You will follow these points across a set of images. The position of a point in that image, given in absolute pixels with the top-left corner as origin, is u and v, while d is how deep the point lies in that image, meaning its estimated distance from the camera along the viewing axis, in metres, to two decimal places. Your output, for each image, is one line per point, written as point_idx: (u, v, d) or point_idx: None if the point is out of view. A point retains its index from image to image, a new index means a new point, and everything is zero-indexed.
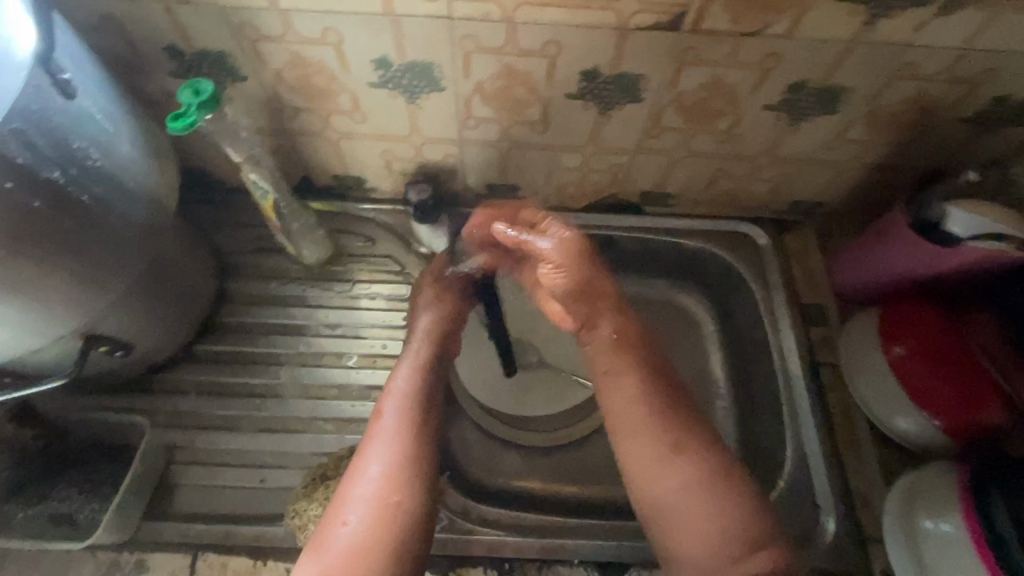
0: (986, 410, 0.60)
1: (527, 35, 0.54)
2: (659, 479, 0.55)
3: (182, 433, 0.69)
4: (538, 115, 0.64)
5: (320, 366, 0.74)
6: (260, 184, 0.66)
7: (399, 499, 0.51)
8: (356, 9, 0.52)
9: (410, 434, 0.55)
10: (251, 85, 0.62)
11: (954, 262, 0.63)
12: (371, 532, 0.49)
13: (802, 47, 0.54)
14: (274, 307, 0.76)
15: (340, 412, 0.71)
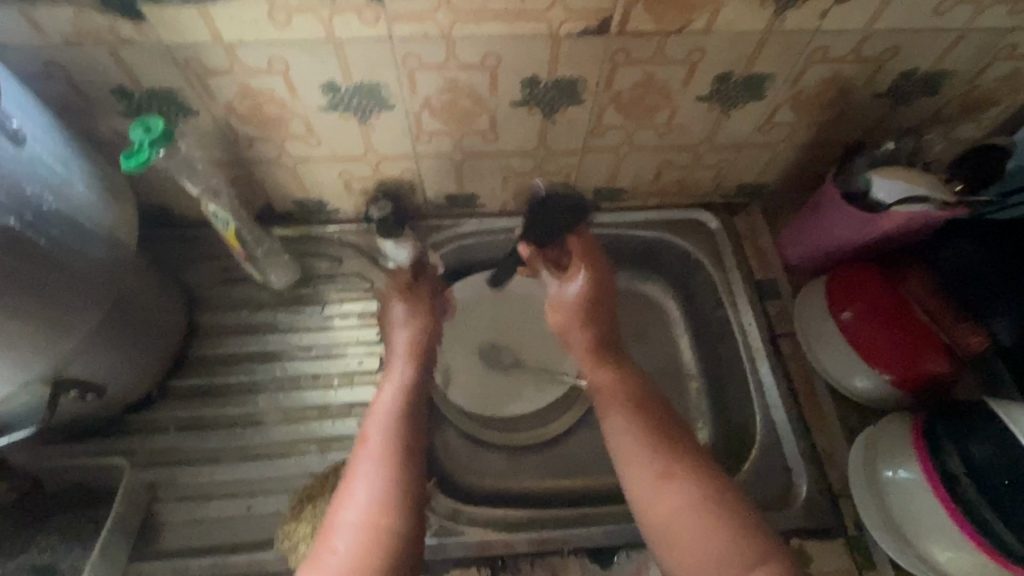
0: (930, 361, 0.64)
1: (467, 50, 0.57)
2: (642, 482, 0.60)
3: (163, 470, 0.69)
4: (488, 125, 0.67)
5: (298, 389, 0.74)
6: (219, 215, 0.67)
7: (385, 520, 0.54)
8: (300, 37, 0.54)
9: (397, 458, 0.58)
10: (203, 118, 0.63)
11: (886, 227, 0.67)
12: (358, 554, 0.51)
13: (722, 41, 0.58)
14: (248, 334, 0.77)
15: (323, 432, 0.72)
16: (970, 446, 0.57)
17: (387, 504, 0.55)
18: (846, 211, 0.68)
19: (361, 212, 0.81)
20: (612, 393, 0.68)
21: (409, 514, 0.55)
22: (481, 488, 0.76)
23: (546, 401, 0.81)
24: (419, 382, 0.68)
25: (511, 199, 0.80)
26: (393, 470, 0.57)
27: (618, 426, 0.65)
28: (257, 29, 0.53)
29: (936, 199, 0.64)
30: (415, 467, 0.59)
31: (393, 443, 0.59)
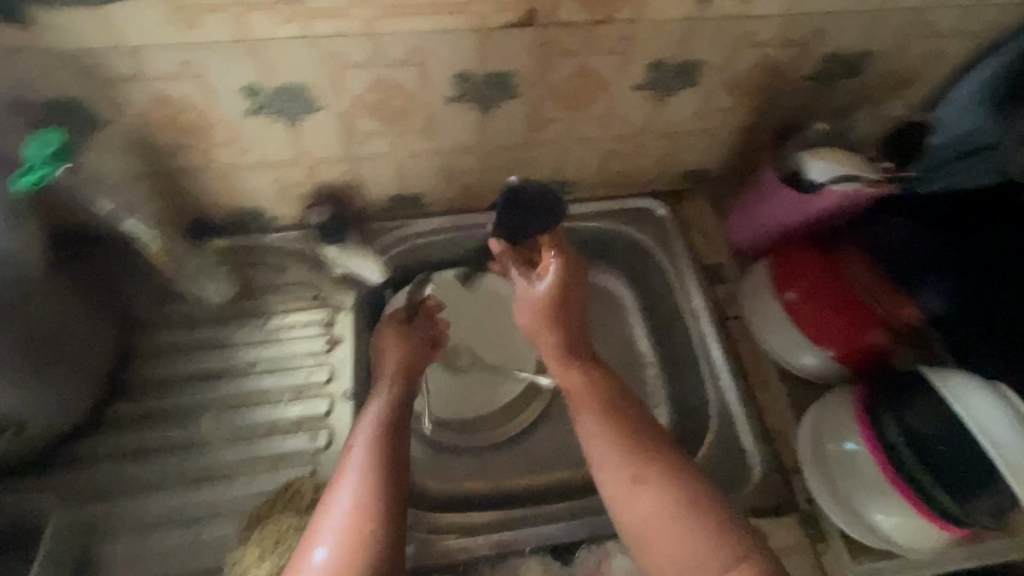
0: (869, 334, 0.67)
1: (393, 47, 0.55)
2: (616, 465, 0.60)
3: (100, 505, 0.65)
4: (423, 123, 0.65)
5: (245, 407, 0.71)
6: (138, 232, 0.65)
7: (363, 534, 0.51)
8: (212, 37, 0.51)
9: (381, 467, 0.56)
10: (114, 130, 0.59)
11: (822, 205, 0.69)
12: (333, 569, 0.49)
13: (651, 29, 0.58)
14: (187, 354, 0.73)
15: (273, 450, 0.69)
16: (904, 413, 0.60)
17: (367, 517, 0.52)
18: (787, 195, 0.69)
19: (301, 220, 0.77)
20: (585, 392, 0.66)
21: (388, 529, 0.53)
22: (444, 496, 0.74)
23: (506, 400, 0.80)
24: (408, 392, 0.66)
25: (457, 200, 0.78)
26: (376, 482, 0.55)
27: (593, 426, 0.63)
28: (163, 29, 0.50)
29: (868, 177, 0.67)
30: (399, 480, 0.56)
31: (378, 454, 0.57)
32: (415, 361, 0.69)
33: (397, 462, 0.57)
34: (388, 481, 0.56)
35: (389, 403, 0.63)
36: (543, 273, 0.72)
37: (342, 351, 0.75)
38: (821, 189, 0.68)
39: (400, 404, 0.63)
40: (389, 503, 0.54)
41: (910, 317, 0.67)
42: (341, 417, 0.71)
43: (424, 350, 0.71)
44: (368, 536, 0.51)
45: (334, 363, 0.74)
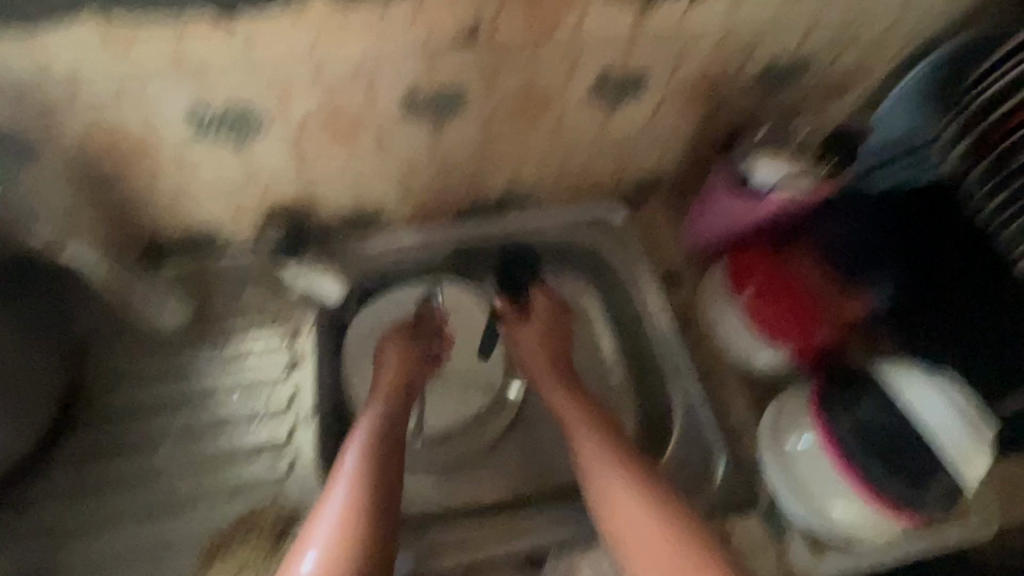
0: (822, 332, 0.69)
1: (337, 68, 0.55)
2: (595, 472, 0.64)
3: (53, 541, 0.65)
4: (374, 141, 0.65)
5: (203, 436, 0.70)
6: None
7: (349, 555, 0.54)
8: (148, 59, 0.51)
9: (371, 476, 0.60)
10: (57, 157, 0.59)
11: (767, 212, 0.70)
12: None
13: (593, 45, 0.59)
14: (139, 385, 0.72)
15: (231, 480, 0.69)
16: (850, 407, 0.63)
17: (353, 537, 0.55)
18: (733, 198, 0.72)
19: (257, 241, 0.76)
20: (569, 408, 0.70)
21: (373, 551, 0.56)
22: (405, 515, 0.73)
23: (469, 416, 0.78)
24: (400, 411, 0.69)
25: (415, 216, 0.78)
26: (366, 490, 0.59)
27: (582, 440, 0.67)
28: (96, 52, 0.49)
29: (808, 183, 0.69)
30: (388, 502, 0.59)
31: (368, 472, 0.60)
32: (408, 381, 0.72)
33: (385, 483, 0.60)
34: (376, 503, 0.58)
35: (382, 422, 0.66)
36: (534, 314, 0.78)
37: (301, 374, 0.74)
38: (765, 196, 0.70)
39: (391, 425, 0.66)
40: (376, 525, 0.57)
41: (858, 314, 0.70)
42: (302, 442, 0.71)
43: (421, 369, 0.74)
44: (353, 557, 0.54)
45: (293, 388, 0.73)
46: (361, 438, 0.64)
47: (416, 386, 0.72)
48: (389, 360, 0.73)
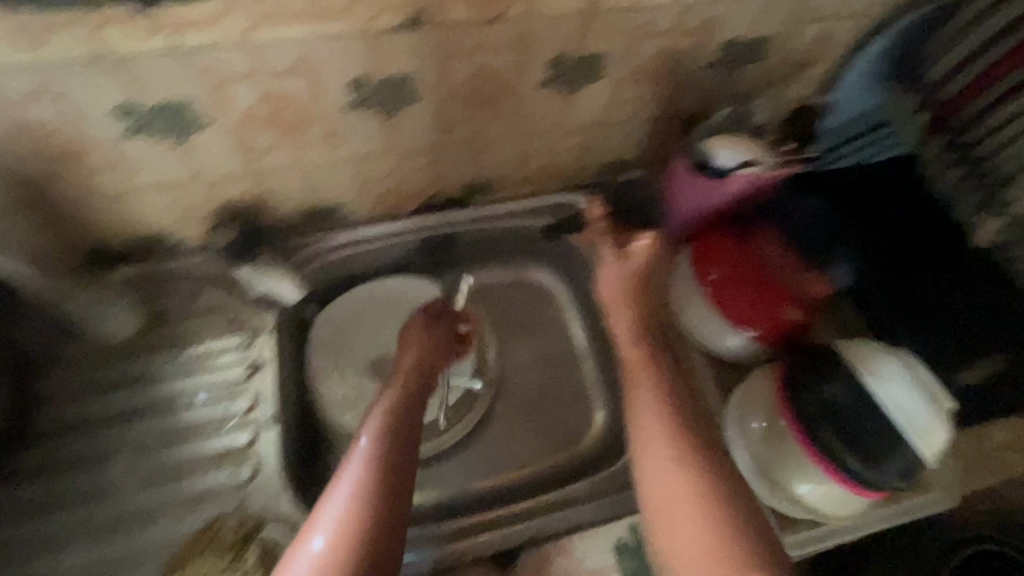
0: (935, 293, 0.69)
1: (501, 35, 0.56)
2: None
3: (29, 540, 0.64)
4: (510, 109, 0.67)
5: (163, 442, 0.69)
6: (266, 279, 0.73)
7: (687, 474, 0.55)
8: (331, 34, 0.51)
9: (388, 449, 0.57)
10: (212, 132, 0.58)
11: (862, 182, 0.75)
12: (683, 518, 0.53)
13: (733, 8, 0.61)
14: (95, 393, 0.71)
15: (193, 487, 0.68)
16: (959, 365, 0.69)
17: (680, 465, 0.56)
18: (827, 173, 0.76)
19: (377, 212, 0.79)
20: None
21: (716, 477, 0.55)
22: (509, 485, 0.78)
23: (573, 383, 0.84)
24: (655, 340, 0.68)
25: (525, 181, 0.82)
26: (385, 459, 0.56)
27: None
28: (282, 27, 0.49)
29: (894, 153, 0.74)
30: (683, 418, 0.60)
31: (650, 403, 0.61)
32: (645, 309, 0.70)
33: (681, 412, 0.61)
34: (675, 425, 0.59)
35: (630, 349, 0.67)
36: None
37: (264, 378, 0.73)
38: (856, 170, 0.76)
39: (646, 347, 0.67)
40: (696, 454, 0.57)
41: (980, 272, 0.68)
42: (266, 447, 0.69)
43: (646, 298, 0.70)
44: (695, 481, 0.55)
45: (250, 391, 0.72)
46: (626, 352, 0.67)
47: (654, 316, 0.70)
48: (607, 283, 0.72)
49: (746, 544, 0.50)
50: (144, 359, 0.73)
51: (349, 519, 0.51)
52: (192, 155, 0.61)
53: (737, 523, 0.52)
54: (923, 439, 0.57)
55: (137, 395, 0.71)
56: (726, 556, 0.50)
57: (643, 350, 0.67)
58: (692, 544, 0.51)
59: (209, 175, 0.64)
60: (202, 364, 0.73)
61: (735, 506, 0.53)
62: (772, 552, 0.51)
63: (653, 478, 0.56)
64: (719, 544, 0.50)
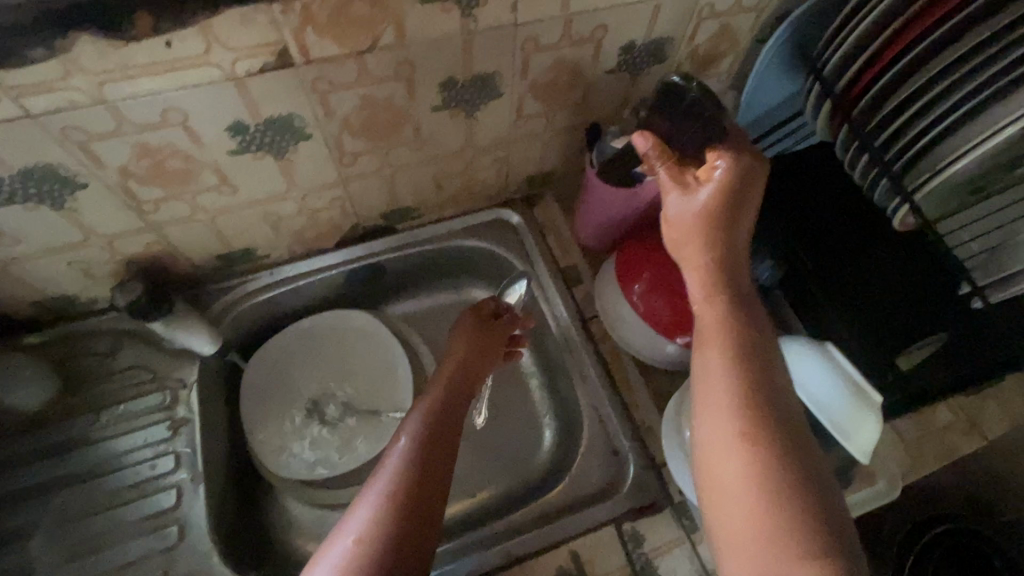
0: (863, 279, 0.67)
1: (379, 63, 0.53)
2: None
3: None
4: (413, 134, 0.64)
5: (86, 514, 0.67)
6: (171, 331, 0.69)
7: (752, 436, 0.39)
8: (194, 79, 0.49)
9: (434, 429, 0.55)
10: (95, 190, 0.56)
11: (783, 172, 0.75)
12: (731, 482, 0.39)
13: (622, 15, 0.58)
14: (12, 471, 0.68)
15: (118, 559, 0.65)
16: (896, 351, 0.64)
17: (745, 417, 0.40)
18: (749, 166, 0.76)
19: (296, 249, 0.77)
20: None
21: (785, 435, 0.40)
22: (457, 514, 0.76)
23: (525, 397, 0.83)
24: (738, 285, 0.48)
25: (448, 203, 0.80)
26: (433, 438, 0.54)
27: None
28: (136, 78, 0.47)
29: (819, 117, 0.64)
30: (765, 374, 0.43)
31: (722, 348, 0.44)
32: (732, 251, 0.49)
33: (755, 360, 0.43)
34: (752, 375, 0.42)
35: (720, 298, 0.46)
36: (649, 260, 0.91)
37: (189, 436, 0.70)
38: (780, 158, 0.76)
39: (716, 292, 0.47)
40: (766, 405, 0.41)
41: (897, 258, 0.68)
42: (194, 508, 0.67)
43: (733, 227, 0.49)
44: (761, 443, 0.39)
45: (177, 450, 0.69)
46: (707, 307, 0.46)
47: (739, 254, 0.49)
48: (681, 220, 0.50)
49: (811, 516, 0.36)
50: (61, 427, 0.70)
51: (385, 516, 0.47)
52: (78, 215, 0.58)
53: (802, 488, 0.37)
54: (846, 433, 0.55)
55: (56, 466, 0.68)
56: (777, 526, 0.36)
57: (729, 302, 0.46)
58: (745, 521, 0.37)
59: (103, 233, 0.62)
60: (123, 427, 0.70)
61: (810, 484, 0.38)
62: (843, 538, 0.36)
63: (707, 446, 0.41)
64: (769, 514, 0.37)
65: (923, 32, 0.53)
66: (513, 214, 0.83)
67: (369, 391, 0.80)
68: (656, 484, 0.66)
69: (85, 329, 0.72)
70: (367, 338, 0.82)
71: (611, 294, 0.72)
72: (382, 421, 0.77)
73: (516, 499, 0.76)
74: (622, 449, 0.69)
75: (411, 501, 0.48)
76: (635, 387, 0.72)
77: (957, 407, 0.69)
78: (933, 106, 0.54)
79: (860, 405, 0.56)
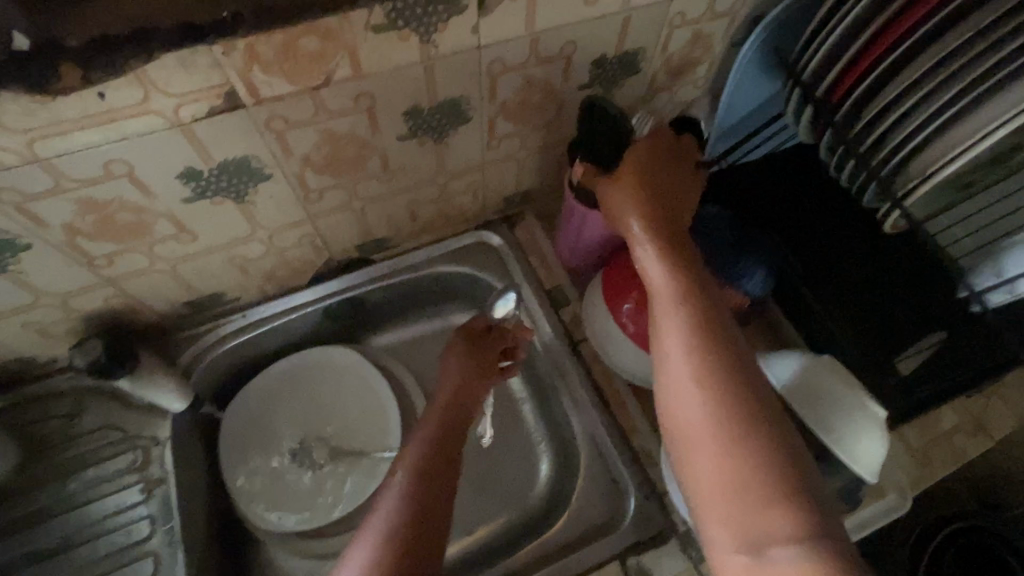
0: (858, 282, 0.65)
1: (336, 97, 0.50)
2: None
3: None
4: (379, 165, 0.61)
5: None
6: (155, 388, 0.65)
7: (704, 377, 0.41)
8: (136, 128, 0.46)
9: (430, 458, 0.54)
10: (39, 250, 0.52)
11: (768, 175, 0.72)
12: (693, 428, 0.40)
13: (590, 31, 0.56)
14: None
15: None
16: (893, 355, 0.62)
17: (694, 357, 0.42)
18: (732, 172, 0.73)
19: (268, 289, 0.73)
20: None
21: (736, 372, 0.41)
22: (453, 554, 0.73)
23: (519, 425, 0.79)
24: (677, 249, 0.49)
25: (424, 230, 0.77)
26: (430, 469, 0.53)
27: None
28: (71, 132, 0.44)
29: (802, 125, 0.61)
30: (712, 315, 0.45)
31: (666, 298, 0.46)
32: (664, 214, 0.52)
33: (704, 307, 0.45)
34: (699, 318, 0.44)
35: (659, 253, 0.49)
36: None
37: (165, 497, 0.66)
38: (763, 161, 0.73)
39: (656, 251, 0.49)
40: (714, 344, 0.42)
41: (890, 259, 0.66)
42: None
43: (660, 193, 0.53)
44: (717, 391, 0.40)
45: (155, 513, 0.65)
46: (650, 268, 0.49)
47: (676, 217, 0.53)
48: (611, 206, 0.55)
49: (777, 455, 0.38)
50: (26, 498, 0.66)
51: (380, 552, 0.46)
52: (25, 276, 0.55)
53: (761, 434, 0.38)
54: (852, 454, 0.53)
55: (24, 541, 0.64)
56: (741, 468, 0.37)
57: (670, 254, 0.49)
58: (717, 473, 0.38)
59: (56, 293, 0.58)
60: (93, 494, 0.66)
61: (769, 421, 0.39)
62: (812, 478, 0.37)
63: (671, 405, 0.42)
64: (733, 455, 0.38)
65: (911, 28, 0.50)
66: (493, 235, 0.80)
67: (356, 433, 0.76)
68: (659, 513, 0.63)
69: (49, 390, 0.69)
70: (350, 376, 0.78)
71: (599, 314, 0.69)
72: (370, 463, 0.73)
73: (516, 535, 0.73)
74: (623, 479, 0.66)
75: (408, 537, 0.48)
76: (630, 411, 0.69)
77: (962, 409, 0.67)
78: (921, 106, 0.52)
79: (864, 422, 0.53)
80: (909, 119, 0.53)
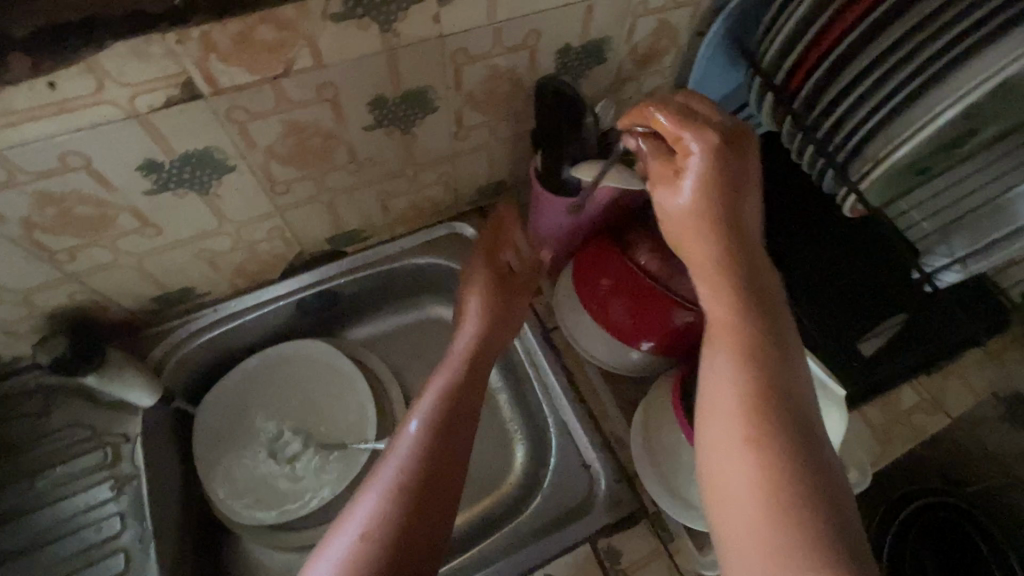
0: (821, 269, 0.67)
1: (296, 86, 0.50)
2: None
3: None
4: (346, 155, 0.61)
5: None
6: (116, 385, 0.64)
7: (756, 433, 0.36)
8: (92, 119, 0.45)
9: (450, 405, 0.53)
10: None
11: None
12: (737, 476, 0.36)
13: (554, 20, 0.56)
14: None
15: None
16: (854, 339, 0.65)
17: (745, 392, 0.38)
18: None
19: (238, 284, 0.72)
20: None
21: (794, 435, 0.36)
22: None
23: (496, 415, 0.80)
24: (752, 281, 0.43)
25: (396, 223, 0.76)
26: (449, 413, 0.52)
27: None
28: (23, 123, 0.43)
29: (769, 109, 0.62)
30: (771, 346, 0.40)
31: (721, 321, 0.42)
32: (729, 225, 0.44)
33: (766, 348, 0.40)
34: (753, 347, 0.40)
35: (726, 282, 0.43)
36: None
37: (136, 492, 0.66)
38: None
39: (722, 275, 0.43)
40: (772, 380, 0.38)
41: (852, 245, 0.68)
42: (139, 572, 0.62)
43: (731, 206, 0.44)
44: (771, 447, 0.36)
45: (125, 508, 0.65)
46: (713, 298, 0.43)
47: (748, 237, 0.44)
48: (674, 221, 0.46)
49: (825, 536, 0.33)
50: None
51: (391, 504, 0.45)
52: None
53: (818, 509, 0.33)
54: None
55: None
56: (782, 536, 0.33)
57: (730, 271, 0.43)
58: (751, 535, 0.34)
59: (16, 289, 0.57)
60: (62, 491, 0.65)
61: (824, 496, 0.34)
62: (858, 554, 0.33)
63: (713, 454, 0.38)
64: (771, 497, 0.34)
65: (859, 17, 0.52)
66: (467, 226, 0.80)
67: (333, 425, 0.76)
68: (630, 496, 0.64)
69: (19, 388, 0.68)
70: (326, 370, 0.78)
71: (571, 304, 0.70)
72: (347, 453, 0.74)
73: (493, 522, 0.73)
74: (595, 464, 0.67)
75: (418, 495, 0.46)
76: (601, 398, 0.70)
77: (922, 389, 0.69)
78: (870, 95, 0.53)
79: (824, 400, 0.55)
80: (861, 106, 0.54)
